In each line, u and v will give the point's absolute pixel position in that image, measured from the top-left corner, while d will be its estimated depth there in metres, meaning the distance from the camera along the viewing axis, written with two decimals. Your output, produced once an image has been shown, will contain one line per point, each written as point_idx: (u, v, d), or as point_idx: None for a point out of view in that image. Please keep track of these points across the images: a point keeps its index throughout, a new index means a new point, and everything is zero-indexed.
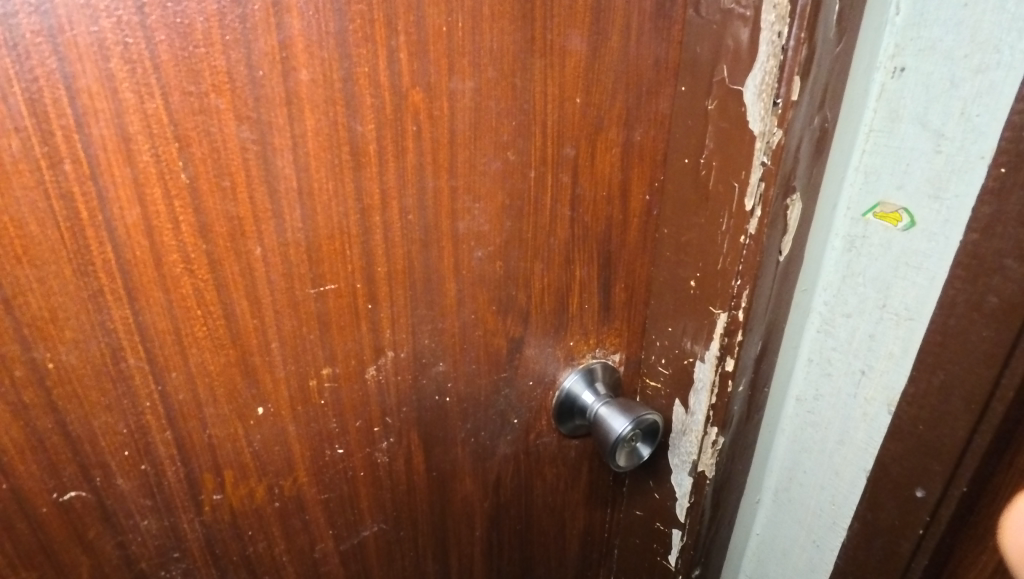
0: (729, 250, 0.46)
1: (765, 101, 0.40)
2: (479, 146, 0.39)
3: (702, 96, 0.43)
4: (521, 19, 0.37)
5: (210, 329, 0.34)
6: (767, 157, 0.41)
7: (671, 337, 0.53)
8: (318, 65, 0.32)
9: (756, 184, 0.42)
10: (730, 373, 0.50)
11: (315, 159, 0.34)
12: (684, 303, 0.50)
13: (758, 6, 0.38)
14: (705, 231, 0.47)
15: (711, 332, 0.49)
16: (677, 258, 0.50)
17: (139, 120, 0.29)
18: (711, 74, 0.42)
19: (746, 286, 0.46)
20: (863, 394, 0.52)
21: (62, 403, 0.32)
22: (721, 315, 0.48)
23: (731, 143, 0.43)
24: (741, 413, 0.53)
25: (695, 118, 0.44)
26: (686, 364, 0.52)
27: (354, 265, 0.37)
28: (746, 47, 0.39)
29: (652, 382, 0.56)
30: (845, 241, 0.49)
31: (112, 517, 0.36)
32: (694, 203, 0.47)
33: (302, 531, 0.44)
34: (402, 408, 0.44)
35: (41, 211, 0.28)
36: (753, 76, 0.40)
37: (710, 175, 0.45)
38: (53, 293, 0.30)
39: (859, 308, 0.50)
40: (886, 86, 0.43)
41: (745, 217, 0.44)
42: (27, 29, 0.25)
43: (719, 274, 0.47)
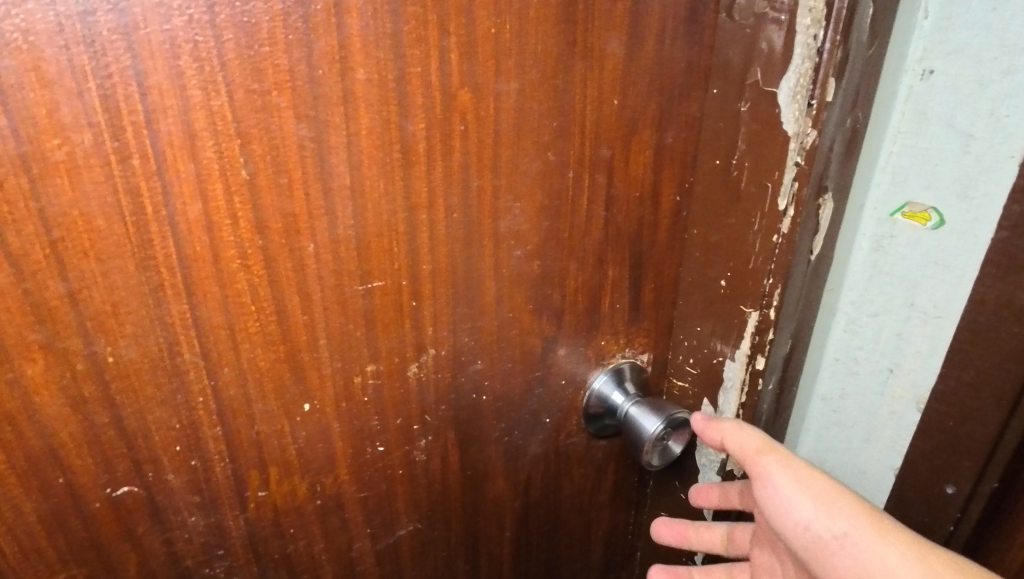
0: (760, 250, 0.46)
1: (799, 103, 0.41)
2: (521, 146, 0.40)
3: (734, 99, 0.44)
4: (563, 23, 0.38)
5: (262, 324, 0.35)
6: (801, 158, 0.43)
7: (700, 338, 0.53)
8: (373, 65, 0.33)
9: (789, 184, 0.43)
10: (760, 371, 0.51)
11: (367, 157, 0.34)
12: (712, 304, 0.51)
13: (793, 10, 0.39)
14: (735, 230, 0.48)
15: (741, 331, 0.50)
16: (707, 258, 0.50)
17: (204, 117, 0.29)
18: (744, 77, 0.43)
19: (777, 285, 0.47)
20: (890, 391, 0.53)
21: (119, 397, 0.32)
22: (752, 313, 0.49)
23: (764, 144, 0.44)
24: (769, 410, 0.54)
25: (726, 119, 0.45)
26: (715, 363, 0.53)
27: (401, 262, 0.38)
28: (780, 51, 0.41)
29: (679, 382, 0.56)
30: (872, 241, 0.50)
31: (161, 514, 0.36)
32: (725, 204, 0.48)
33: (340, 529, 0.44)
34: (440, 406, 0.45)
35: (109, 205, 0.29)
36: (786, 79, 0.41)
37: (742, 176, 0.46)
38: (116, 286, 0.30)
39: (886, 307, 0.51)
40: (913, 88, 0.44)
41: (778, 216, 0.45)
42: (104, 27, 0.26)
43: (750, 274, 0.48)
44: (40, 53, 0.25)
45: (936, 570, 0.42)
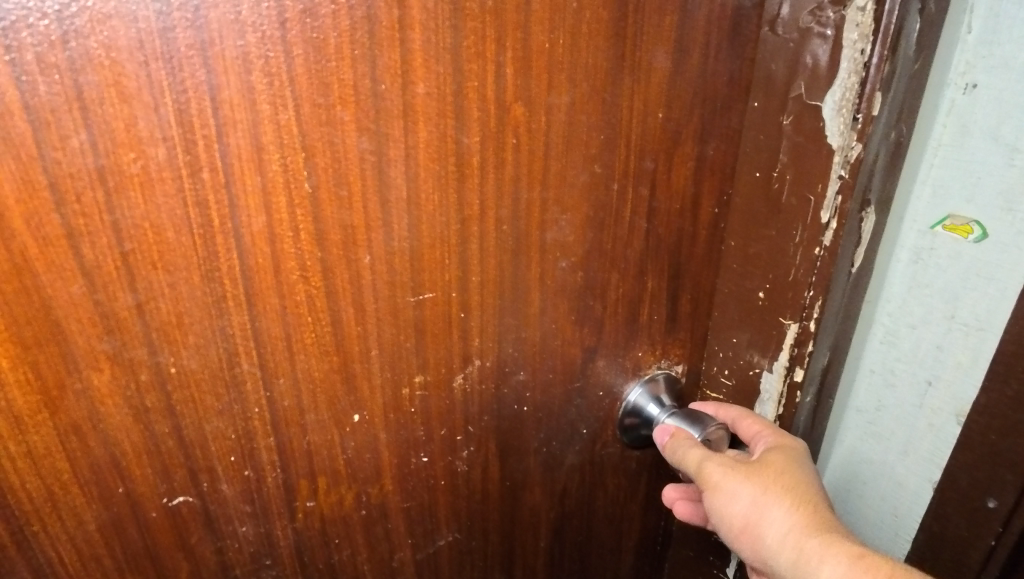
0: (801, 262, 0.47)
1: (844, 116, 0.41)
2: (569, 158, 0.40)
3: (777, 112, 0.44)
4: (613, 37, 0.38)
5: (318, 335, 0.35)
6: (845, 171, 0.43)
7: (736, 349, 0.54)
8: (433, 79, 0.33)
9: (833, 197, 0.44)
10: (799, 383, 0.52)
11: (424, 170, 0.35)
12: (750, 315, 0.51)
13: (840, 25, 0.40)
14: (775, 242, 0.48)
15: (781, 342, 0.50)
16: (744, 269, 0.51)
17: (272, 131, 0.30)
18: (788, 91, 0.43)
19: (818, 297, 0.48)
20: (930, 403, 0.54)
21: (179, 407, 0.32)
22: (791, 325, 0.49)
23: (808, 158, 0.44)
24: (806, 422, 0.56)
25: (766, 132, 0.46)
26: (752, 374, 0.53)
27: (451, 274, 0.38)
28: (825, 65, 0.41)
29: (713, 394, 0.57)
30: (911, 254, 0.51)
31: (214, 523, 0.36)
32: (765, 215, 0.48)
33: (383, 539, 0.44)
34: (483, 416, 0.45)
35: (178, 217, 0.29)
36: (832, 92, 0.41)
37: (783, 189, 0.46)
38: (182, 297, 0.30)
39: (924, 320, 0.52)
40: (956, 102, 0.45)
41: (820, 228, 0.45)
42: (183, 43, 0.26)
43: (790, 285, 0.48)
44: (121, 69, 0.26)
45: (806, 555, 0.44)
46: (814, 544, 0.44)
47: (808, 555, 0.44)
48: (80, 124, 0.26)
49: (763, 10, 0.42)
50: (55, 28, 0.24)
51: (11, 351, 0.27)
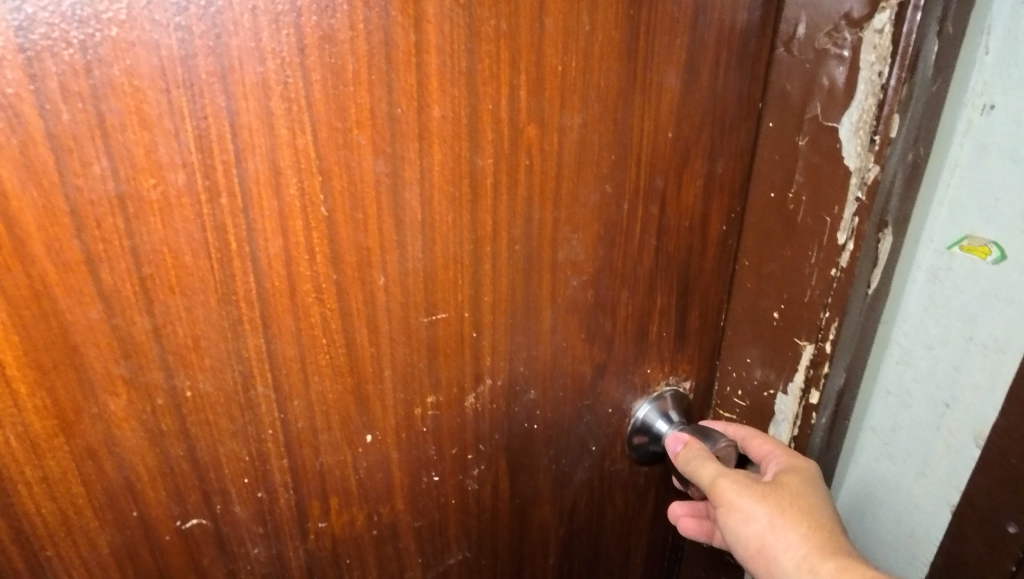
0: (817, 283, 0.47)
1: (862, 138, 0.42)
2: (581, 178, 0.40)
3: (792, 132, 0.45)
4: (625, 58, 0.38)
5: (332, 356, 0.35)
6: (862, 193, 0.43)
7: (750, 369, 0.54)
8: (448, 102, 0.33)
9: (849, 219, 0.44)
10: (814, 406, 0.52)
11: (438, 191, 0.35)
12: (764, 334, 0.52)
13: (857, 46, 0.40)
14: (790, 261, 0.48)
15: (796, 364, 0.51)
16: (759, 289, 0.51)
17: (289, 155, 0.30)
18: (803, 110, 0.44)
19: (833, 318, 0.48)
20: (948, 425, 0.55)
21: (194, 430, 0.32)
22: (807, 346, 0.49)
23: (824, 178, 0.44)
24: (820, 442, 0.56)
25: (777, 150, 0.46)
26: (766, 396, 0.54)
27: (464, 293, 0.38)
28: (842, 85, 0.41)
29: (726, 414, 0.58)
30: (928, 274, 0.51)
31: (226, 545, 0.36)
32: (781, 235, 0.48)
33: (394, 559, 0.44)
34: (494, 434, 0.45)
35: (197, 241, 0.29)
36: (849, 114, 0.42)
37: (799, 209, 0.46)
38: (198, 321, 0.30)
39: (941, 340, 0.52)
40: (973, 122, 0.45)
41: (837, 249, 0.45)
42: (204, 70, 0.27)
43: (806, 306, 0.48)
44: (143, 96, 0.26)
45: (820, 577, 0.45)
46: (829, 568, 0.45)
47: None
48: (101, 151, 0.26)
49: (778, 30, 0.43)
50: (79, 57, 0.24)
51: (28, 376, 0.27)
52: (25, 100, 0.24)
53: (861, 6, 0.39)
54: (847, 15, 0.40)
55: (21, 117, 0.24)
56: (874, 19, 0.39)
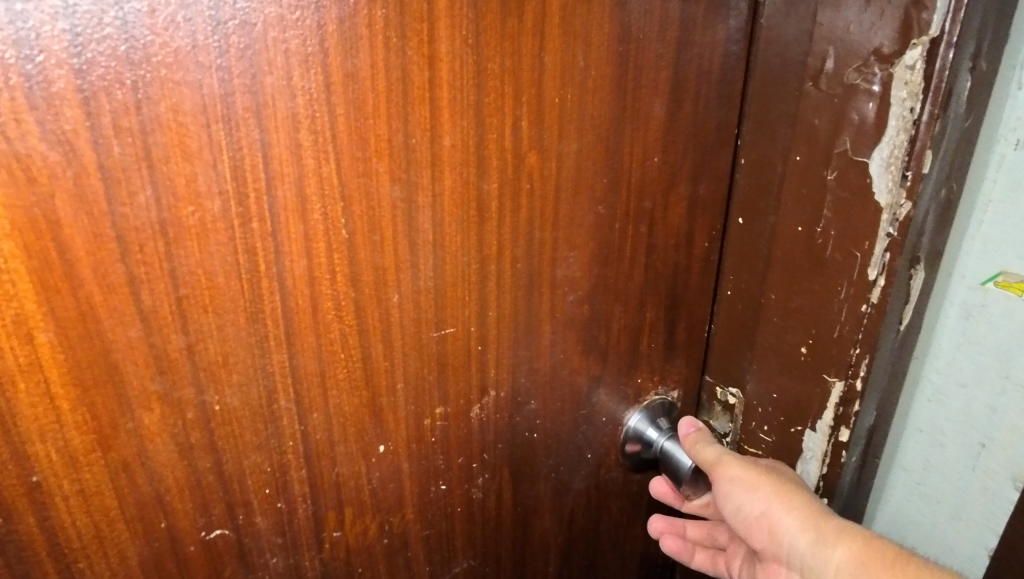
0: (847, 318, 0.48)
1: (893, 173, 0.43)
2: (577, 200, 0.43)
3: (820, 166, 0.46)
4: (617, 91, 0.42)
5: (349, 370, 0.37)
6: (893, 228, 0.44)
7: (776, 404, 0.55)
8: (458, 132, 0.36)
9: (881, 254, 0.45)
10: (844, 443, 0.53)
11: (449, 215, 0.37)
12: (790, 369, 0.53)
13: (887, 83, 0.41)
14: (819, 296, 0.49)
15: (826, 400, 0.52)
16: (785, 322, 0.52)
17: (314, 183, 0.32)
18: (831, 146, 0.45)
19: (863, 354, 0.49)
20: (986, 449, 0.59)
21: (221, 443, 0.34)
22: (836, 382, 0.50)
23: (854, 214, 0.45)
24: (852, 478, 0.58)
25: (773, 175, 0.49)
26: (794, 432, 0.55)
27: (471, 310, 0.41)
28: (872, 121, 0.43)
29: (751, 449, 0.58)
30: (962, 308, 0.56)
31: (247, 556, 0.37)
32: (809, 271, 0.49)
33: (404, 568, 0.45)
34: (498, 444, 0.47)
35: (229, 263, 0.31)
36: (879, 149, 0.43)
37: (827, 245, 0.47)
38: (228, 338, 0.32)
39: (976, 378, 0.58)
40: (1006, 157, 0.50)
41: (867, 285, 0.46)
42: (241, 107, 0.29)
43: (835, 341, 0.49)
44: (186, 130, 0.28)
45: (825, 532, 0.48)
46: (832, 524, 0.48)
47: (828, 534, 0.48)
48: (146, 181, 0.28)
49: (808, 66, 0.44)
50: (131, 96, 0.26)
51: (71, 393, 0.29)
52: (81, 136, 0.26)
53: (891, 42, 0.41)
54: (877, 51, 0.41)
55: (76, 151, 0.26)
56: (905, 56, 0.40)
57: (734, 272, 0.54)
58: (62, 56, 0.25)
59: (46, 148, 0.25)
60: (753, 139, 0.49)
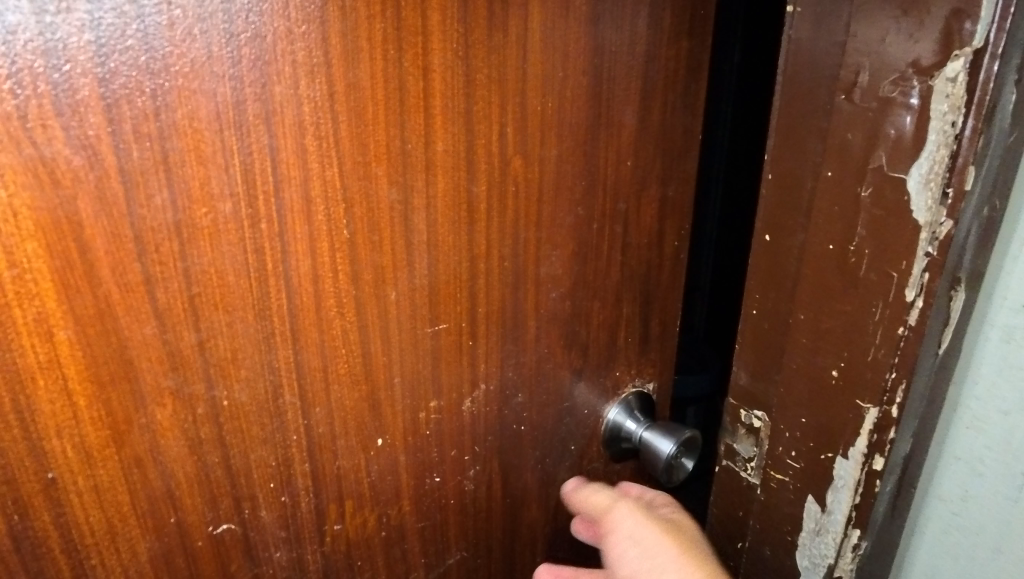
0: (882, 342, 0.46)
1: (933, 190, 0.41)
2: (558, 202, 0.46)
3: (853, 182, 0.44)
4: (592, 100, 0.45)
5: (350, 365, 0.39)
6: (933, 248, 0.42)
7: (805, 431, 0.52)
8: (450, 138, 0.38)
9: (919, 275, 0.43)
10: (878, 472, 0.50)
11: (441, 216, 0.40)
12: (821, 397, 0.50)
13: (926, 96, 0.40)
14: (851, 319, 0.47)
15: (859, 427, 0.49)
16: (815, 346, 0.49)
17: (319, 186, 0.34)
18: (866, 162, 0.43)
19: (900, 380, 0.46)
20: None
21: (229, 437, 0.35)
22: (870, 409, 0.48)
23: (889, 231, 0.43)
24: (881, 512, 0.54)
25: (804, 192, 0.47)
26: (824, 459, 0.52)
27: (462, 306, 0.43)
28: (910, 136, 0.41)
29: (777, 475, 0.55)
30: (1002, 332, 0.52)
31: (252, 550, 0.38)
32: (839, 290, 0.46)
33: (400, 560, 0.47)
34: (488, 436, 0.49)
35: (239, 262, 0.33)
36: (917, 164, 0.41)
37: (861, 263, 0.45)
38: (237, 335, 0.34)
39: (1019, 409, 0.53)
40: None
41: (906, 309, 0.44)
42: (252, 114, 0.31)
43: (870, 365, 0.47)
44: (202, 136, 0.30)
45: None
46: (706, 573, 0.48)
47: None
48: (163, 184, 0.29)
49: (840, 78, 0.43)
50: (150, 104, 0.28)
51: (88, 389, 0.30)
52: (104, 141, 0.27)
53: (931, 54, 0.39)
54: (914, 62, 0.39)
55: (99, 155, 0.27)
56: (945, 68, 0.38)
57: (760, 290, 0.52)
58: (87, 65, 0.26)
59: (70, 152, 0.27)
60: (780, 155, 0.48)
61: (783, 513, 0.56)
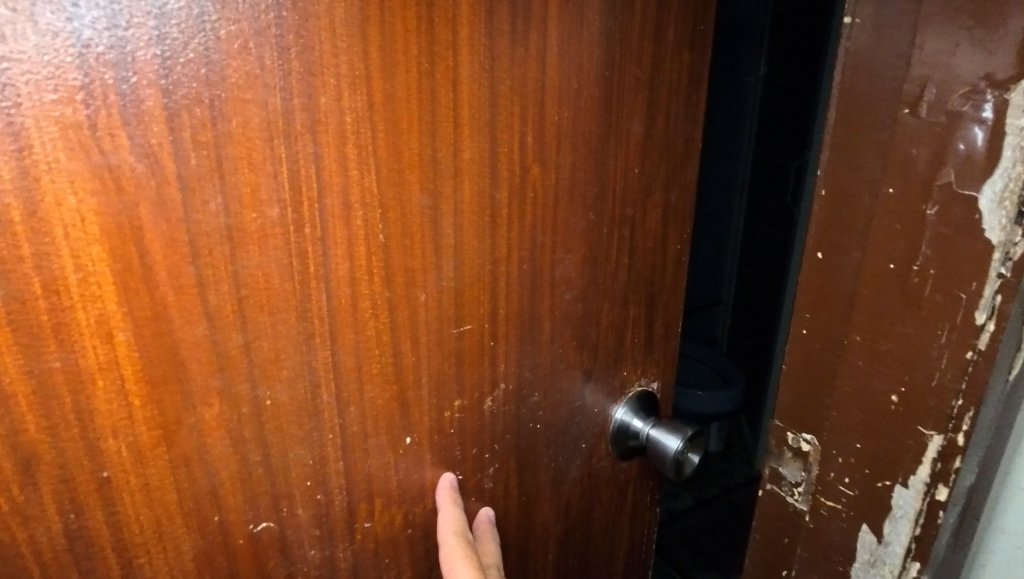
0: (948, 366, 0.43)
1: (1007, 210, 0.39)
2: (572, 208, 0.48)
3: (917, 200, 0.42)
4: (603, 110, 0.47)
5: (381, 365, 0.40)
6: (1006, 270, 0.40)
7: (859, 457, 0.49)
8: (476, 146, 0.40)
9: (991, 297, 0.41)
10: (942, 502, 0.47)
11: (467, 220, 0.42)
12: (877, 422, 0.48)
13: (1001, 111, 0.38)
14: (912, 341, 0.45)
15: (921, 454, 0.46)
16: (870, 368, 0.47)
17: (357, 193, 0.35)
18: (932, 178, 0.41)
19: (968, 408, 0.44)
20: None
21: (270, 436, 0.36)
22: (934, 436, 0.45)
23: (958, 251, 0.41)
24: (948, 543, 0.51)
25: (861, 209, 0.45)
26: (880, 487, 0.49)
27: (485, 308, 0.45)
28: (981, 152, 0.39)
29: (828, 501, 0.52)
30: None
31: (288, 548, 0.39)
32: (901, 311, 0.45)
33: (423, 557, 0.48)
34: (506, 435, 0.50)
35: (284, 264, 0.34)
36: (992, 182, 0.39)
37: (924, 284, 0.43)
38: (280, 335, 0.35)
39: None
40: None
41: (973, 333, 0.42)
42: (298, 123, 0.32)
43: (934, 391, 0.44)
44: (253, 144, 0.31)
45: None
46: None
47: None
48: (217, 190, 0.31)
49: (904, 92, 0.42)
50: (207, 114, 0.29)
51: (142, 389, 0.31)
52: (164, 149, 0.29)
53: (1006, 68, 0.37)
54: (987, 76, 0.38)
55: (160, 163, 0.29)
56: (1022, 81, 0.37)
57: (811, 310, 0.50)
58: (152, 77, 0.27)
59: (134, 160, 0.28)
60: (836, 169, 0.46)
61: (833, 543, 0.53)
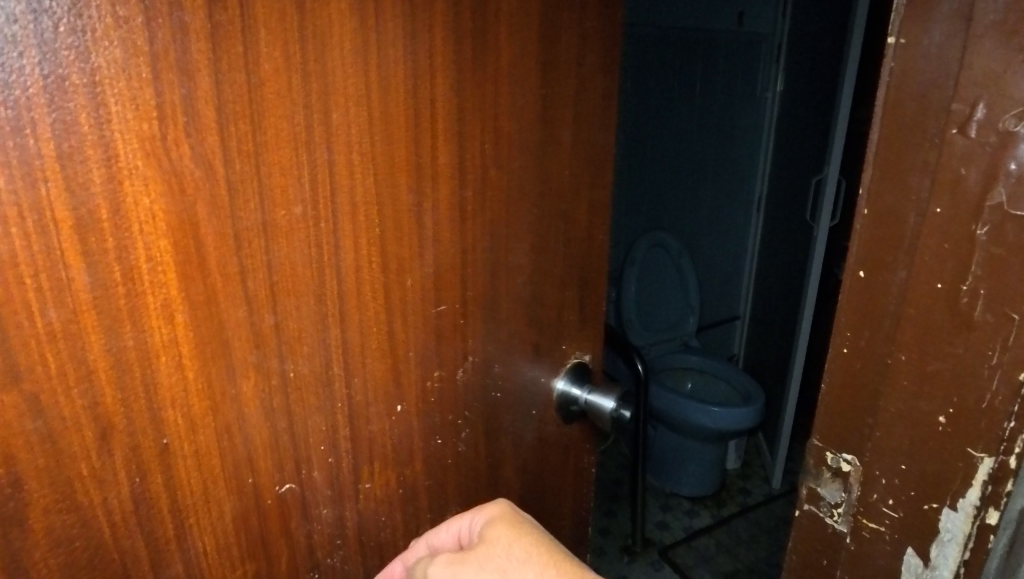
0: (1001, 387, 0.42)
1: None
2: (522, 204, 0.57)
3: (967, 220, 0.40)
4: (542, 121, 0.57)
5: (379, 341, 0.46)
6: None
7: (906, 479, 0.47)
8: (449, 153, 0.48)
9: None
10: (991, 526, 0.46)
11: (443, 215, 0.49)
12: (924, 443, 0.46)
13: None
14: (961, 361, 0.43)
15: (971, 476, 0.44)
16: (919, 389, 0.45)
17: (360, 192, 0.42)
18: (984, 198, 0.39)
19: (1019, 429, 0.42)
20: None
21: (293, 406, 0.42)
22: (984, 457, 0.44)
23: (1014, 272, 0.39)
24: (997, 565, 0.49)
25: (905, 230, 0.43)
26: (929, 510, 0.47)
27: (457, 290, 0.53)
28: None
29: (871, 524, 0.50)
30: None
31: (307, 508, 0.45)
32: (949, 332, 0.43)
33: (412, 514, 0.54)
34: (475, 403, 0.58)
35: (305, 254, 0.40)
36: None
37: (974, 304, 0.41)
38: (302, 316, 0.40)
39: None
40: None
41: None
42: (318, 134, 0.39)
43: (986, 413, 0.43)
44: (283, 152, 0.37)
45: None
46: None
47: None
48: (256, 192, 0.36)
49: (952, 112, 0.39)
50: (250, 127, 0.35)
51: (196, 364, 0.36)
52: (217, 156, 0.34)
53: None
54: None
55: (212, 168, 0.34)
56: None
57: (853, 328, 0.48)
58: (208, 96, 0.33)
59: (194, 166, 0.33)
60: (880, 189, 0.44)
61: (876, 564, 0.51)
